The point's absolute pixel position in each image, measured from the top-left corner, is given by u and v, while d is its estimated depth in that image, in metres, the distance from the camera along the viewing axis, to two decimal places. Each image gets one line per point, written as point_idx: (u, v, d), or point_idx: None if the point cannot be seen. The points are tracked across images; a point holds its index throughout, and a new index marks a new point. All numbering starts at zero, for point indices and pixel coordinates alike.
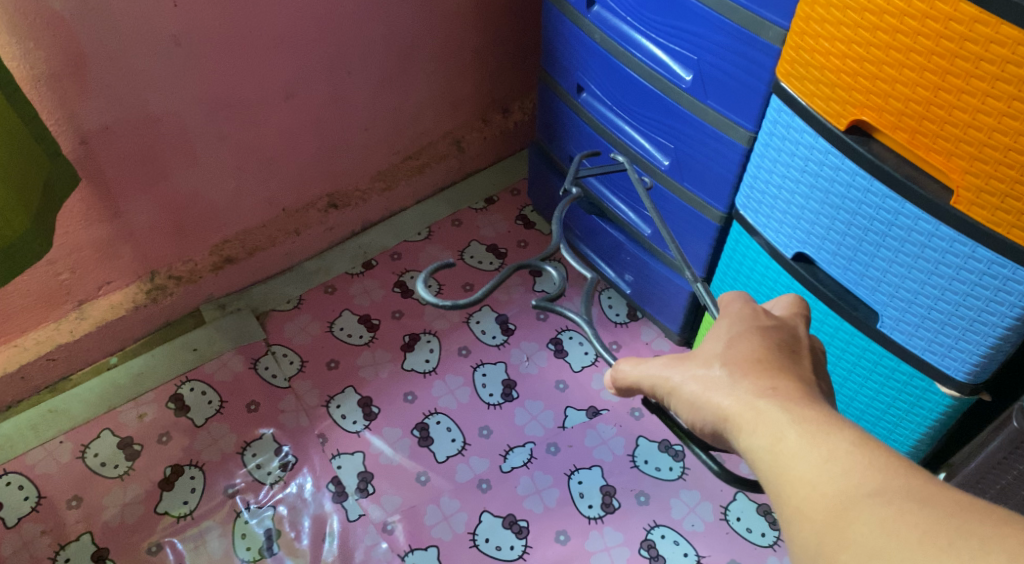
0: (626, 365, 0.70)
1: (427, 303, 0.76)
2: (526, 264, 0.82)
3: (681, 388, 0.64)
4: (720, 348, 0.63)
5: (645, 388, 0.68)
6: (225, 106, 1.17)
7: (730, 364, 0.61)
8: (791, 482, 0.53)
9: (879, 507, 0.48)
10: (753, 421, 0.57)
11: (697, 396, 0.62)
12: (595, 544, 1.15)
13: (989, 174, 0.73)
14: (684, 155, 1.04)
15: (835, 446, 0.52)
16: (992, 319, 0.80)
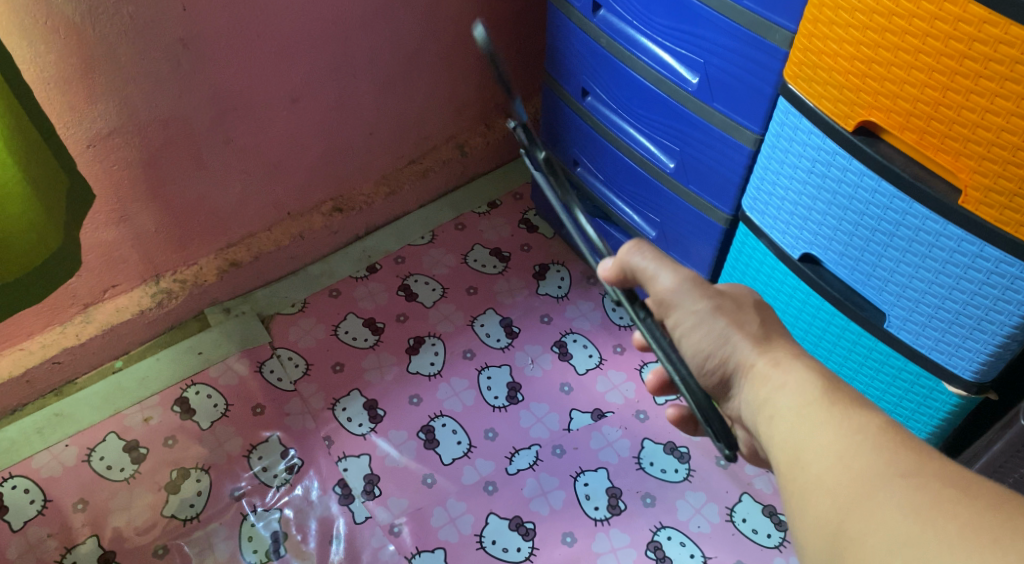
0: (657, 258, 0.75)
1: None
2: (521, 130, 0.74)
3: (714, 321, 0.74)
4: (753, 303, 0.75)
5: (663, 291, 0.76)
6: (231, 110, 1.16)
7: (763, 324, 0.73)
8: (819, 455, 0.61)
9: (904, 489, 0.55)
10: (775, 370, 0.69)
11: (720, 328, 0.73)
12: (602, 546, 1.14)
13: (997, 173, 0.72)
14: (691, 158, 1.03)
15: (866, 423, 0.61)
16: (1000, 319, 0.78)
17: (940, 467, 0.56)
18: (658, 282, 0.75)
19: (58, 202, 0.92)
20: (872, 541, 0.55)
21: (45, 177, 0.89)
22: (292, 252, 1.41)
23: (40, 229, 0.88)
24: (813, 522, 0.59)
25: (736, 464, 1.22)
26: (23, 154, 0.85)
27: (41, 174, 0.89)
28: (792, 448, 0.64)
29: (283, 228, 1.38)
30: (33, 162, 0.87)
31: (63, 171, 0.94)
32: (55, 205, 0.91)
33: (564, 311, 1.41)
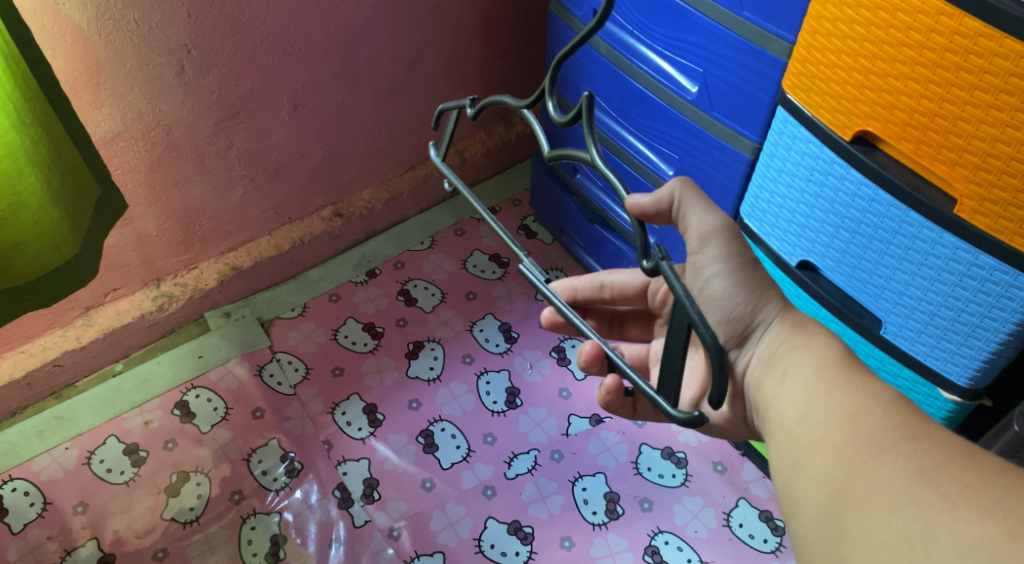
0: (704, 202, 0.72)
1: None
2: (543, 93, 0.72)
3: (747, 272, 0.72)
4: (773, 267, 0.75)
5: (702, 229, 0.72)
6: (234, 115, 1.17)
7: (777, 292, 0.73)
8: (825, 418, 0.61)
9: (911, 451, 0.55)
10: (797, 333, 0.69)
11: (752, 282, 0.72)
12: (600, 550, 1.15)
13: (991, 183, 0.73)
14: (689, 165, 1.04)
15: (879, 392, 0.60)
16: (994, 326, 0.79)
17: (947, 435, 0.56)
18: (696, 226, 0.72)
19: (79, 211, 0.93)
20: (877, 499, 0.54)
21: (67, 185, 0.91)
22: (292, 257, 1.42)
23: (54, 236, 0.89)
24: (815, 480, 0.59)
25: (733, 470, 1.23)
26: (47, 162, 0.87)
27: (69, 182, 0.91)
28: (801, 408, 0.64)
29: (283, 232, 1.39)
30: (56, 170, 0.88)
31: (88, 181, 0.95)
32: (76, 214, 0.92)
33: None
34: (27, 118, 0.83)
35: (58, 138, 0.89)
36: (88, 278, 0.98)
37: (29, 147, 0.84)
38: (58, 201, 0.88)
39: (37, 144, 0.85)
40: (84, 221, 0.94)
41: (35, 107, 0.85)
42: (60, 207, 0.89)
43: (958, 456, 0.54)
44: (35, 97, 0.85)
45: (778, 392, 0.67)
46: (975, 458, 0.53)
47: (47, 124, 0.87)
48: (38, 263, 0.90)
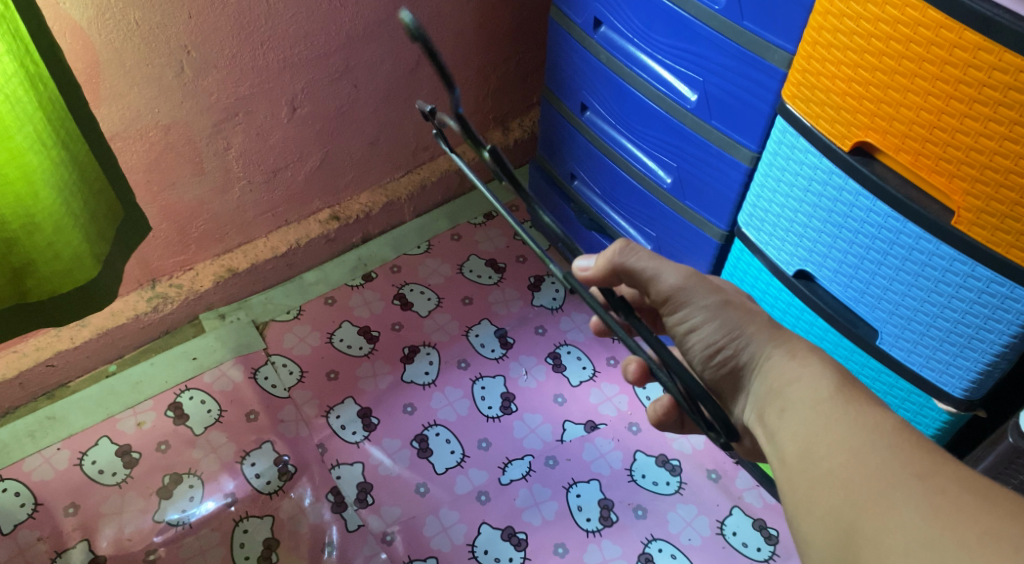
0: (656, 258, 0.75)
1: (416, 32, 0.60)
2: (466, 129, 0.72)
3: (718, 313, 0.73)
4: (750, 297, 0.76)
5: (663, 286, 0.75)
6: (233, 117, 1.17)
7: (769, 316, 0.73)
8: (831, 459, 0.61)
9: (922, 490, 0.55)
10: (792, 362, 0.68)
11: (732, 319, 0.72)
12: (594, 557, 1.14)
13: (989, 196, 0.73)
14: (687, 173, 1.05)
15: (884, 422, 0.61)
16: (991, 337, 0.80)
17: (956, 470, 0.56)
18: (658, 283, 0.75)
19: (103, 239, 0.97)
20: (891, 542, 0.54)
21: (91, 211, 0.94)
22: (289, 259, 1.41)
23: (75, 262, 0.92)
24: (825, 517, 0.59)
25: (727, 478, 1.23)
26: (73, 188, 0.90)
27: (94, 203, 0.94)
28: (801, 444, 0.63)
29: (280, 235, 1.39)
30: (81, 195, 0.92)
31: (111, 204, 0.98)
32: (96, 239, 0.95)
33: (558, 322, 1.42)
34: (54, 142, 0.86)
35: (85, 160, 0.92)
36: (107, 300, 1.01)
37: (56, 169, 0.87)
38: (79, 227, 0.91)
39: (62, 168, 0.87)
40: (105, 247, 0.97)
41: (64, 131, 0.88)
42: (82, 234, 0.92)
43: (971, 496, 0.54)
44: (62, 118, 0.88)
45: (777, 429, 0.67)
46: (985, 492, 0.54)
47: (74, 146, 0.90)
48: (50, 287, 0.93)
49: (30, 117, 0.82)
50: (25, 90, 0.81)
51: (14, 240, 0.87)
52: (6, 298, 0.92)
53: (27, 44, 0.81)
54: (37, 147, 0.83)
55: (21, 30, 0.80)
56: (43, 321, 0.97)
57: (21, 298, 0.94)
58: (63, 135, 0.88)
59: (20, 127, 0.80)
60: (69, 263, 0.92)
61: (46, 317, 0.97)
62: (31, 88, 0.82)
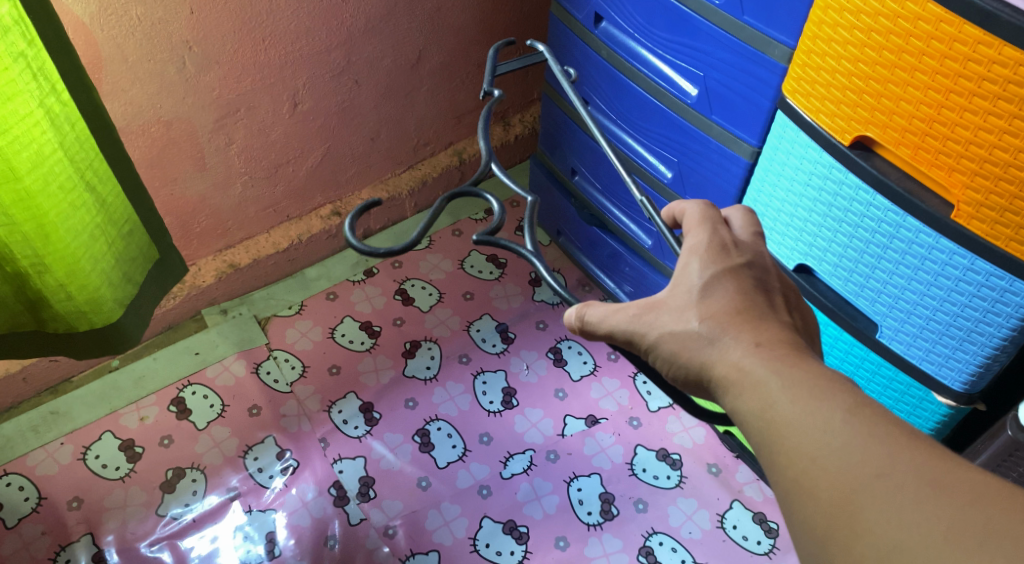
0: (599, 315, 0.69)
1: (356, 246, 0.75)
2: (462, 192, 0.83)
3: (659, 345, 0.66)
4: (693, 297, 0.65)
5: (615, 338, 0.69)
6: (233, 112, 1.17)
7: (709, 319, 0.63)
8: (783, 446, 0.55)
9: None
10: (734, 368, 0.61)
11: (673, 349, 0.65)
12: (594, 551, 1.15)
13: (988, 189, 0.73)
14: (687, 168, 1.05)
15: (831, 416, 0.54)
16: (990, 331, 0.80)
17: None
18: (611, 338, 0.69)
19: (132, 283, 1.01)
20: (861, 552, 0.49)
21: (117, 253, 0.97)
22: (291, 255, 1.41)
23: (92, 303, 0.96)
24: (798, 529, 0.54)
25: (728, 472, 1.23)
26: (92, 228, 0.92)
27: (116, 239, 0.97)
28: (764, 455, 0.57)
29: (281, 230, 1.39)
30: (103, 237, 0.94)
31: (140, 249, 1.01)
32: (121, 284, 0.99)
33: (559, 317, 1.42)
34: (76, 181, 0.88)
35: (112, 201, 0.94)
36: (131, 334, 1.04)
37: (71, 207, 0.88)
38: (98, 271, 0.95)
39: (79, 206, 0.89)
40: (132, 292, 1.02)
41: (90, 169, 0.89)
42: (100, 276, 0.95)
43: None
44: (90, 157, 0.89)
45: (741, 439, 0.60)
46: None
47: (101, 188, 0.92)
48: (65, 324, 0.98)
49: (47, 157, 0.83)
50: (46, 131, 0.82)
51: (24, 276, 0.92)
52: (25, 324, 0.99)
53: (55, 85, 0.83)
54: (49, 189, 0.84)
55: (49, 72, 0.82)
56: (63, 349, 1.02)
57: (39, 326, 0.99)
58: (88, 178, 0.89)
59: (32, 167, 0.82)
60: (84, 306, 0.96)
61: (64, 345, 1.02)
62: (53, 129, 0.83)
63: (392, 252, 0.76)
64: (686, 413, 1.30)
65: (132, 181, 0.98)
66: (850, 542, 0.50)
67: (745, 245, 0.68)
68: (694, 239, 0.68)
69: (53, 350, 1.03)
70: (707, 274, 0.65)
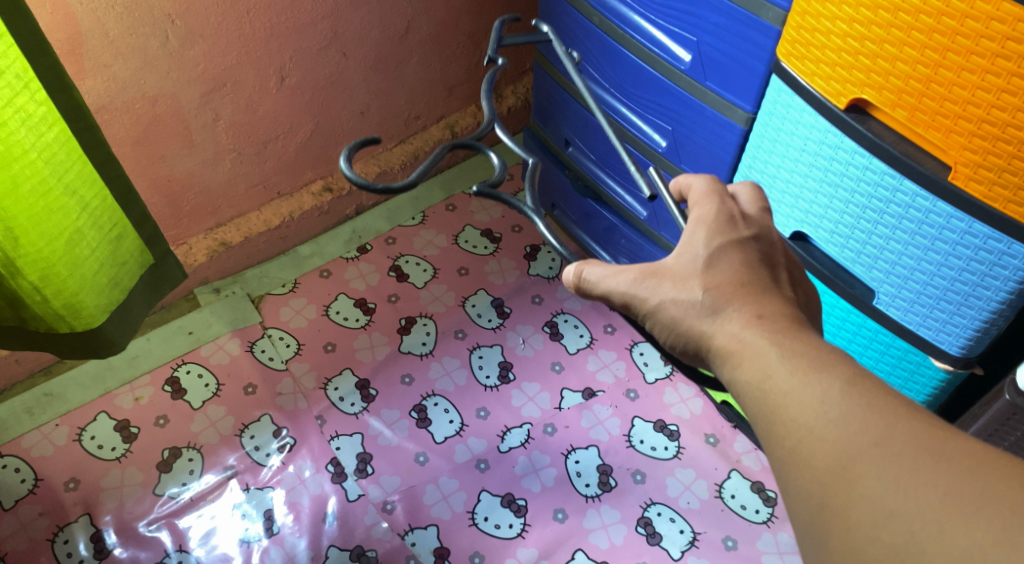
0: (599, 275, 0.68)
1: (354, 181, 0.74)
2: (461, 144, 0.82)
3: (658, 311, 0.65)
4: (698, 267, 0.64)
5: (613, 300, 0.68)
6: (219, 88, 1.15)
7: (713, 289, 0.63)
8: (784, 411, 0.54)
9: None
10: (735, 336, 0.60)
11: (674, 316, 0.64)
12: (593, 522, 1.15)
13: (986, 150, 0.72)
14: (682, 137, 1.04)
15: (830, 388, 0.53)
16: (987, 295, 0.80)
17: None
18: (609, 300, 0.69)
19: (115, 284, 1.01)
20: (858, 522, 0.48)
21: (98, 257, 0.97)
22: (282, 232, 1.40)
23: (71, 306, 0.96)
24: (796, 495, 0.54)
25: (725, 442, 1.23)
26: (71, 230, 0.91)
27: (98, 241, 0.96)
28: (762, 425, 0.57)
29: (272, 208, 1.38)
30: (83, 240, 0.93)
31: (128, 252, 1.01)
32: (104, 289, 0.99)
33: (555, 291, 1.41)
34: (53, 183, 0.87)
35: (95, 205, 0.94)
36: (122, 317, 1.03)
37: (48, 209, 0.87)
38: (76, 275, 0.94)
39: (57, 209, 0.88)
40: (117, 297, 1.02)
41: (69, 171, 0.89)
42: (78, 280, 0.95)
43: None
44: (69, 159, 0.88)
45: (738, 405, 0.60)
46: None
47: (84, 191, 0.92)
48: (45, 324, 0.97)
49: (21, 160, 0.82)
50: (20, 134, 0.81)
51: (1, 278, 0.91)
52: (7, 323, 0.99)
53: (32, 87, 0.82)
54: (23, 192, 0.84)
55: (25, 73, 0.81)
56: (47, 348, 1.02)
57: (22, 325, 0.99)
58: (70, 182, 0.89)
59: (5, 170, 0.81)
60: (61, 310, 0.96)
61: (49, 345, 1.02)
62: (27, 131, 0.82)
63: (388, 189, 0.74)
64: (683, 384, 1.30)
65: (121, 183, 0.98)
66: (846, 510, 0.49)
67: (753, 219, 0.67)
68: (704, 209, 0.67)
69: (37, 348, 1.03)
70: (713, 245, 0.64)
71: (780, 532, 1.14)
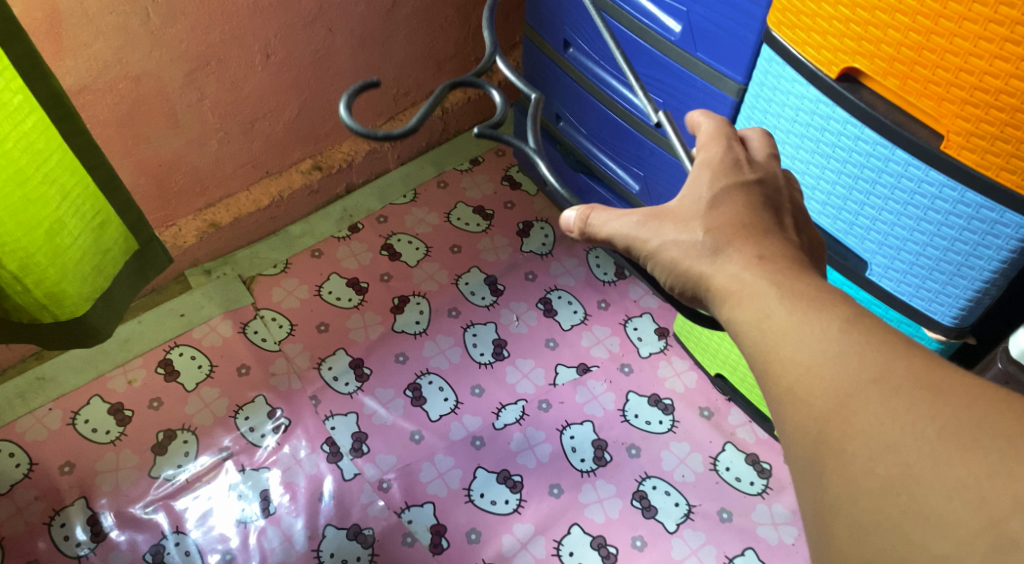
0: (603, 219, 0.68)
1: (353, 129, 0.71)
2: (462, 82, 0.78)
3: (659, 253, 0.65)
4: (700, 210, 0.64)
5: (616, 244, 0.69)
6: (203, 66, 1.14)
7: (712, 230, 0.63)
8: (780, 373, 0.54)
9: None
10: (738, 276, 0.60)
11: (674, 257, 0.64)
12: (588, 497, 1.16)
13: (979, 117, 0.72)
14: (673, 110, 1.03)
15: (827, 326, 0.53)
16: (980, 264, 0.79)
17: None
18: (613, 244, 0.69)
19: (99, 274, 1.01)
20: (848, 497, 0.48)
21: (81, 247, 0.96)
22: (272, 212, 1.39)
23: (53, 296, 0.95)
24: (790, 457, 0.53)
25: (720, 415, 1.23)
26: (52, 220, 0.90)
27: (79, 230, 0.95)
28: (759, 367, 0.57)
29: (262, 187, 1.36)
30: (65, 229, 0.93)
31: (112, 241, 1.01)
32: (88, 278, 0.99)
33: (548, 268, 1.41)
34: (32, 173, 0.86)
35: (77, 193, 0.93)
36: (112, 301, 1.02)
37: (26, 199, 0.86)
38: (57, 265, 0.93)
39: (36, 199, 0.87)
40: (103, 285, 1.02)
41: (48, 160, 0.87)
42: (60, 270, 0.94)
43: None
44: (48, 147, 0.87)
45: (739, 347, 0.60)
46: None
47: (64, 179, 0.91)
48: (28, 315, 0.97)
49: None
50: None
51: None
52: None
53: (10, 76, 0.80)
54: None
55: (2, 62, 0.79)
56: (31, 338, 1.02)
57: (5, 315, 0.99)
58: (49, 171, 0.88)
59: None
60: (44, 300, 0.95)
61: (33, 335, 1.02)
62: (5, 121, 0.81)
63: (388, 136, 0.73)
64: (677, 358, 1.30)
65: (104, 172, 0.97)
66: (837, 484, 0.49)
67: (759, 165, 0.67)
68: (708, 149, 0.67)
69: (22, 337, 1.03)
70: (715, 187, 0.64)
71: (774, 504, 1.15)
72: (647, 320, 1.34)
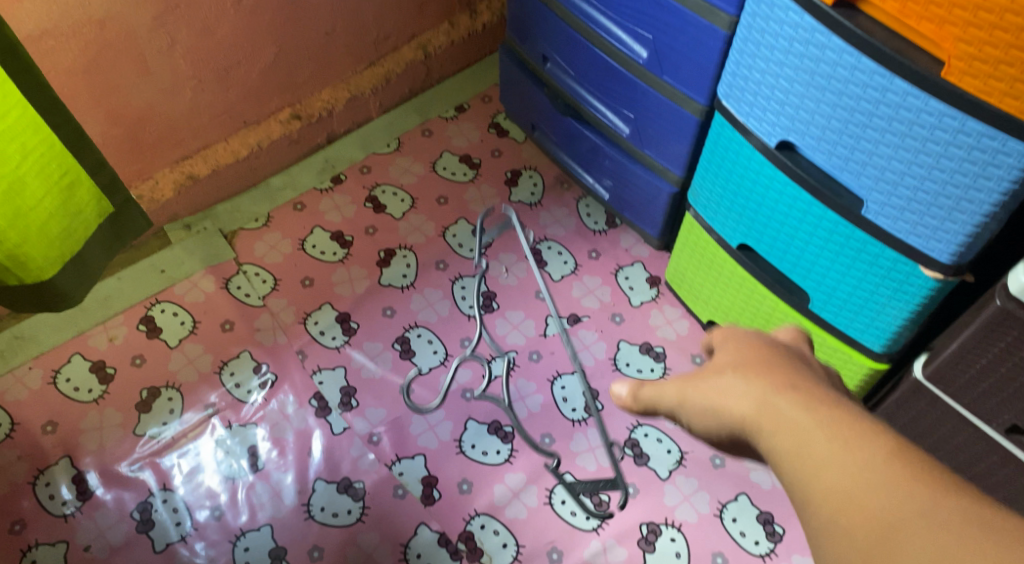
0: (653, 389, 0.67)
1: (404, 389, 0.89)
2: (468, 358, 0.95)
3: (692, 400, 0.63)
4: (729, 356, 0.63)
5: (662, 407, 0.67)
6: (172, 10, 1.09)
7: (741, 370, 0.61)
8: (815, 485, 0.52)
9: None
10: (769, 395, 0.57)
11: None
12: (580, 445, 1.15)
13: (983, 40, 0.69)
14: (663, 46, 1.00)
15: (871, 453, 0.51)
16: (980, 197, 0.77)
17: None
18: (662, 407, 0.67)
19: (68, 236, 0.98)
20: None
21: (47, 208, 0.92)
22: (252, 164, 1.35)
23: (19, 259, 0.93)
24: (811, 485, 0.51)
25: None
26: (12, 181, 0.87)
27: (45, 191, 0.91)
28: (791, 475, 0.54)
29: (240, 138, 1.32)
30: (26, 190, 0.89)
31: (82, 203, 0.97)
32: (54, 241, 0.96)
33: (537, 218, 1.37)
34: None
35: (40, 152, 0.89)
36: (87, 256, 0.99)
37: None
38: (19, 228, 0.90)
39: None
40: (71, 249, 0.99)
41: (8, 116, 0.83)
42: (24, 233, 0.91)
43: None
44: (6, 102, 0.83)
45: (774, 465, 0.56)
46: None
47: (26, 137, 0.87)
48: None
49: None
50: None
51: None
52: None
53: None
54: None
55: None
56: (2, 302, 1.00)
57: None
58: (8, 127, 0.84)
59: None
60: (9, 263, 0.93)
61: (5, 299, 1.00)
62: None
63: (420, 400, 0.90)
64: (669, 306, 1.28)
65: (70, 130, 0.93)
66: None
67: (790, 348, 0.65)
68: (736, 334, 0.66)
69: None
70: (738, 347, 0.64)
71: None
72: (638, 269, 1.32)
